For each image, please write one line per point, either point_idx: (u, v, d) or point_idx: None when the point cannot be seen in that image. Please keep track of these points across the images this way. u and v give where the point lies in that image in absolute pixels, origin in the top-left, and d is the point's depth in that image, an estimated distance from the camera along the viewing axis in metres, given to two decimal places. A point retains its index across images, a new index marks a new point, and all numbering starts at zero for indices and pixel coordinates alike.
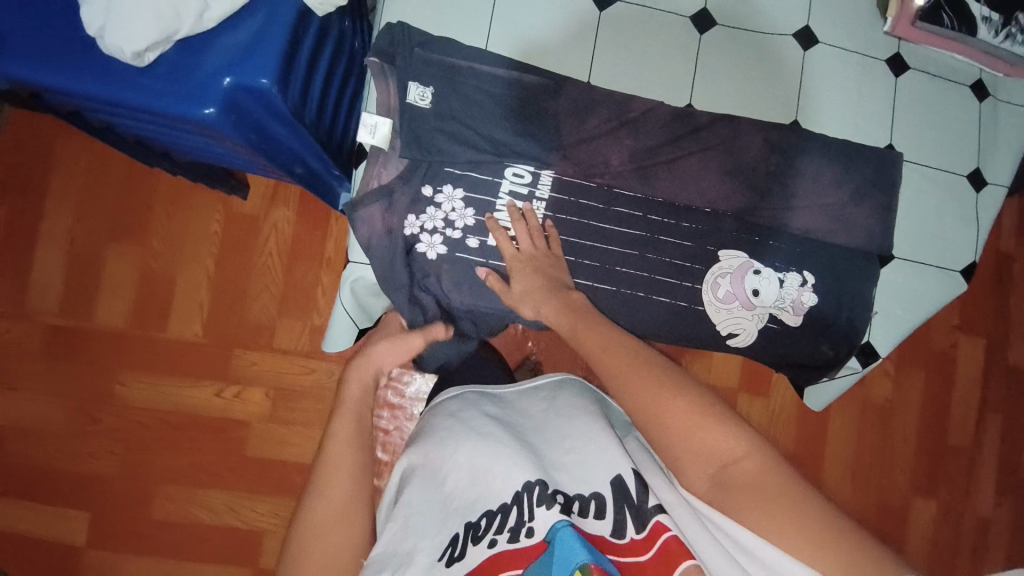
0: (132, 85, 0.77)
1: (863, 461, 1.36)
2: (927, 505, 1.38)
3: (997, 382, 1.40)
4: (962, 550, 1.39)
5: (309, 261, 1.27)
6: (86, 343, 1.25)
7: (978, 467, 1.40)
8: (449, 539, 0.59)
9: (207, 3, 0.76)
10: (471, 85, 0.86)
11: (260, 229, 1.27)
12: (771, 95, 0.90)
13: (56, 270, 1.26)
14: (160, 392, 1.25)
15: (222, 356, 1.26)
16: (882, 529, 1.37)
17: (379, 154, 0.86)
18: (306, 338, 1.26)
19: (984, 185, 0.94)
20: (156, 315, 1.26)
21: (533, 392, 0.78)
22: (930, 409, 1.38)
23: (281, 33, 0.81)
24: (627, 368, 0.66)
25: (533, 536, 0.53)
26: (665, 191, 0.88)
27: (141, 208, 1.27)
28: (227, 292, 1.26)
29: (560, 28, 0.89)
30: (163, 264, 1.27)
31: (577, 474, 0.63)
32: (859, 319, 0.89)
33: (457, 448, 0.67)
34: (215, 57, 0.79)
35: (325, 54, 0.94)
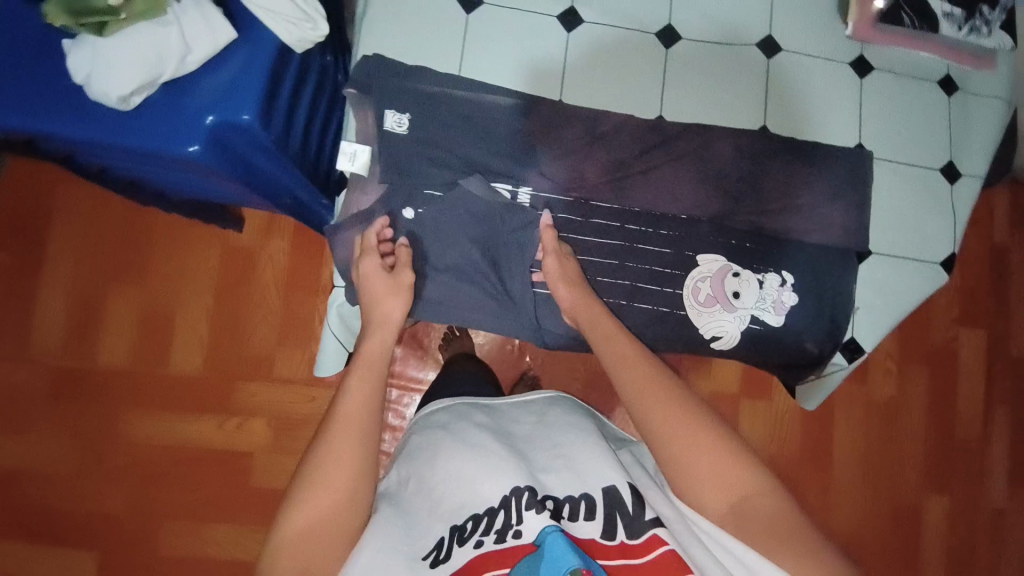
0: (120, 127, 0.81)
1: (870, 460, 1.35)
2: (939, 502, 1.36)
3: (1000, 373, 1.39)
4: (979, 547, 1.37)
5: (306, 289, 1.30)
6: (91, 383, 1.27)
7: (987, 460, 1.38)
8: (435, 541, 0.60)
9: (189, 47, 0.79)
10: (446, 110, 0.89)
11: (257, 261, 1.30)
12: (740, 103, 0.93)
13: (59, 312, 1.28)
14: (164, 427, 1.26)
15: (223, 389, 1.27)
16: (894, 530, 1.35)
17: (359, 181, 0.88)
18: (305, 366, 1.28)
19: (959, 177, 0.95)
20: (159, 352, 1.28)
21: (524, 404, 0.77)
22: (933, 404, 1.37)
23: (261, 71, 0.84)
24: (644, 379, 0.65)
25: (521, 538, 0.56)
26: (640, 200, 0.90)
27: (140, 247, 1.30)
28: (227, 325, 1.29)
29: (531, 50, 0.92)
30: (163, 301, 1.29)
31: (566, 475, 0.63)
32: (842, 317, 0.89)
33: (449, 458, 0.66)
34: (199, 97, 0.82)
35: (307, 88, 0.98)
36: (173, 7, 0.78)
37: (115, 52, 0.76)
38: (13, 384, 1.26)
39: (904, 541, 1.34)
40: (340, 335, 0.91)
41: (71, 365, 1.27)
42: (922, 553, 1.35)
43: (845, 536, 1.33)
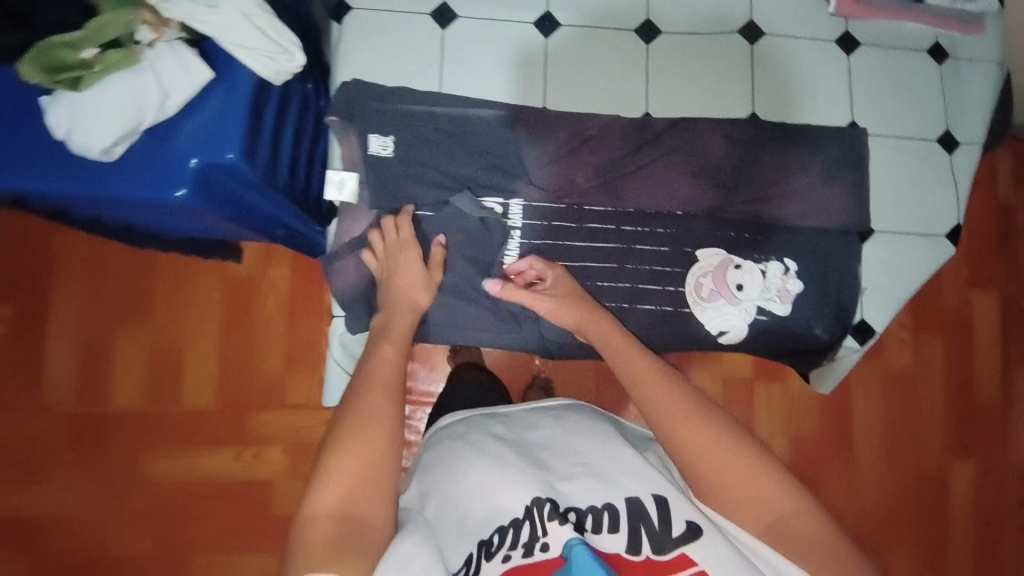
0: (106, 178, 0.81)
1: (893, 432, 1.33)
2: (966, 469, 1.34)
3: (1018, 334, 1.37)
4: (1010, 511, 1.35)
5: (310, 313, 1.29)
6: (105, 426, 1.26)
7: (1012, 423, 1.36)
8: (465, 558, 0.58)
9: (167, 93, 0.79)
10: (430, 128, 0.88)
11: (259, 290, 1.30)
12: (726, 92, 0.91)
13: (70, 358, 1.28)
14: (182, 463, 1.26)
15: (237, 420, 1.27)
16: (924, 501, 1.33)
17: (349, 208, 0.87)
18: (317, 390, 1.28)
19: (956, 146, 0.94)
20: (171, 389, 1.28)
21: (540, 409, 0.73)
22: (953, 371, 1.35)
23: (241, 108, 0.84)
24: (661, 395, 0.62)
25: (549, 551, 0.53)
26: (635, 200, 0.89)
27: (143, 287, 1.30)
28: (236, 356, 1.28)
29: (511, 60, 0.91)
30: (170, 338, 1.29)
31: (588, 481, 0.61)
32: (849, 300, 0.88)
33: (466, 472, 0.63)
34: (181, 141, 0.82)
35: (290, 118, 0.97)
36: (146, 54, 0.78)
37: (94, 105, 0.75)
38: (28, 434, 1.25)
39: (934, 512, 1.33)
40: (344, 362, 0.91)
41: (83, 410, 1.26)
42: (954, 523, 1.33)
43: (875, 512, 1.32)
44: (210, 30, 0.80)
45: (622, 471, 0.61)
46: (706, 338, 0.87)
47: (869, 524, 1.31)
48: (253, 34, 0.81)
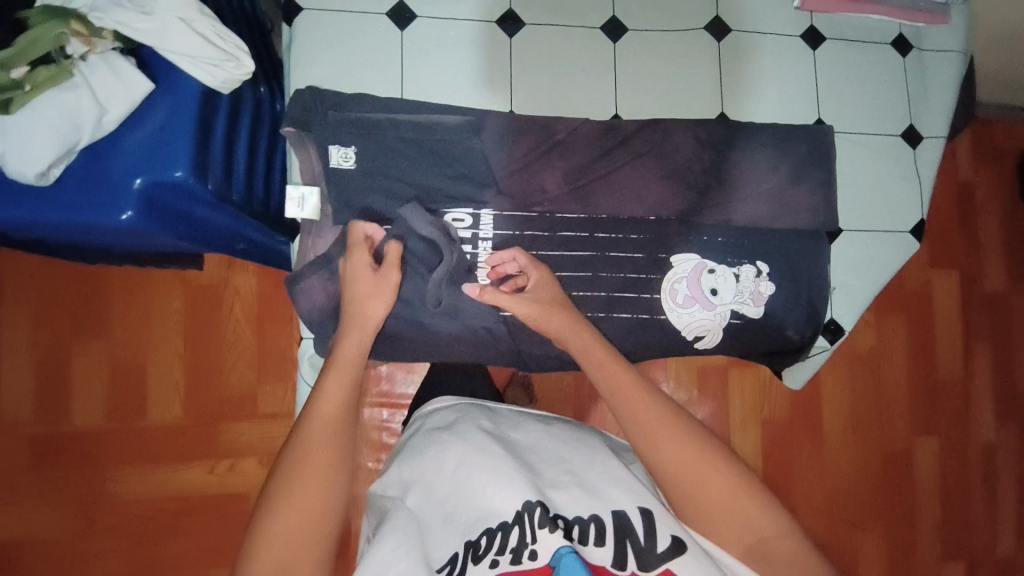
0: (41, 204, 0.75)
1: (860, 411, 1.37)
2: (929, 442, 1.39)
3: (979, 312, 1.42)
4: (974, 479, 1.41)
5: (278, 320, 1.23)
6: (67, 447, 1.19)
7: (973, 396, 1.41)
8: (448, 557, 0.57)
9: (104, 107, 0.73)
10: (393, 136, 0.84)
11: (223, 297, 1.23)
12: (695, 92, 0.90)
13: (22, 377, 1.19)
14: (152, 480, 1.20)
15: (208, 433, 1.21)
16: (889, 474, 1.38)
17: (313, 225, 0.84)
18: (290, 398, 1.23)
19: (921, 141, 0.94)
20: (135, 403, 1.21)
21: (530, 416, 0.75)
22: (918, 350, 1.38)
23: (189, 121, 0.79)
24: (648, 409, 0.62)
25: (537, 560, 0.50)
26: (607, 206, 0.87)
27: (98, 300, 1.22)
28: (202, 367, 1.22)
29: (475, 61, 0.88)
30: (131, 352, 1.22)
31: (576, 490, 0.60)
32: (820, 299, 0.89)
33: (460, 470, 0.63)
34: (124, 159, 0.77)
35: (244, 126, 0.91)
36: (79, 67, 0.72)
37: (26, 125, 0.70)
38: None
39: (899, 486, 1.38)
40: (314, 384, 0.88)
41: (41, 430, 1.19)
42: (919, 496, 1.39)
43: (845, 488, 1.36)
44: (145, 37, 0.73)
45: (610, 484, 0.60)
46: (680, 343, 0.88)
47: (838, 500, 1.36)
48: (195, 41, 0.75)
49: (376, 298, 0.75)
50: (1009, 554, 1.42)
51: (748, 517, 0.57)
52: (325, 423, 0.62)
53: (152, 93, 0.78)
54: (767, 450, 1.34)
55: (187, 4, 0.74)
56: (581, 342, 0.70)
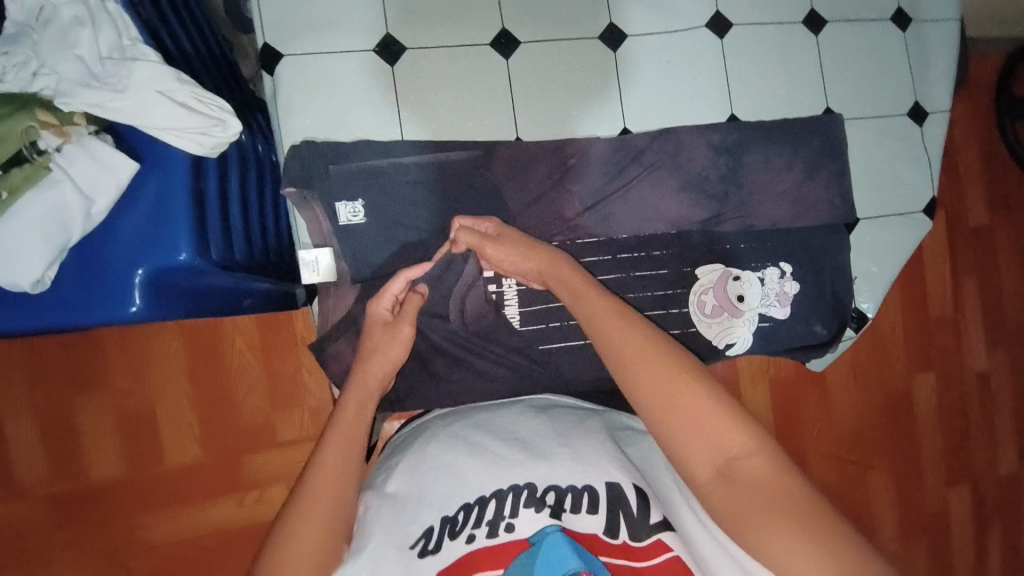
0: (49, 308, 0.69)
1: (859, 358, 1.22)
2: (927, 380, 1.25)
3: (963, 248, 1.25)
4: (972, 409, 1.28)
5: (286, 346, 1.06)
6: (88, 505, 1.02)
7: (963, 332, 1.26)
8: (423, 530, 0.55)
9: (89, 199, 0.66)
10: (398, 182, 0.83)
11: (222, 331, 1.05)
12: (702, 96, 0.88)
13: (27, 438, 1.01)
14: (186, 522, 1.04)
15: (231, 470, 1.05)
16: (890, 416, 1.24)
17: (330, 286, 0.85)
18: (311, 427, 1.07)
19: (927, 116, 0.94)
20: (150, 450, 1.04)
21: (526, 405, 0.73)
22: (910, 291, 1.23)
23: (184, 192, 0.70)
24: (626, 340, 0.58)
25: (514, 532, 0.52)
26: (626, 225, 0.86)
27: (92, 348, 1.02)
28: (213, 406, 1.05)
29: (471, 89, 0.85)
30: (139, 399, 1.03)
31: (564, 463, 0.58)
32: (843, 289, 0.91)
33: (438, 453, 0.62)
34: (123, 245, 0.70)
35: (235, 177, 0.79)
36: (55, 161, 0.66)
37: (9, 230, 0.64)
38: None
39: (897, 426, 1.24)
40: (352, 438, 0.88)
41: (56, 490, 1.02)
42: (920, 426, 1.25)
43: (848, 431, 1.23)
44: (120, 115, 0.67)
45: (595, 455, 0.59)
46: (714, 352, 0.89)
47: (841, 446, 1.23)
48: (176, 113, 0.67)
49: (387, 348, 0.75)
50: (1011, 474, 1.30)
51: (721, 438, 0.52)
52: (331, 468, 0.61)
53: (137, 172, 0.70)
54: (775, 406, 1.19)
55: (161, 74, 0.66)
56: (557, 270, 0.67)
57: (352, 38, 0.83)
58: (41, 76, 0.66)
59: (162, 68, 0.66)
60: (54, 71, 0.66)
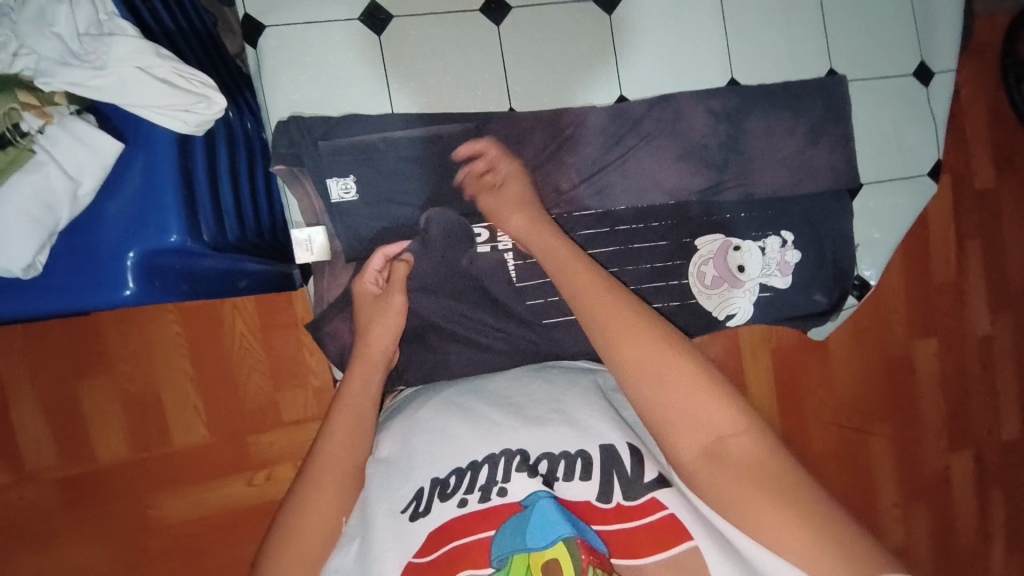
0: (45, 294, 0.68)
1: (860, 324, 1.21)
2: (928, 345, 1.25)
3: (968, 212, 1.23)
4: (972, 374, 1.27)
5: (286, 326, 1.06)
6: (97, 487, 1.04)
7: (967, 296, 1.25)
8: (414, 492, 0.55)
9: (76, 180, 0.65)
10: (391, 158, 0.82)
11: (220, 312, 1.04)
12: (702, 60, 0.86)
13: (34, 423, 1.02)
14: (195, 501, 1.06)
15: (236, 449, 1.06)
16: (890, 382, 1.24)
17: (324, 265, 0.84)
18: (314, 406, 1.07)
19: (934, 76, 0.91)
20: (155, 431, 1.05)
21: (524, 371, 0.72)
22: (912, 257, 1.22)
23: (171, 172, 0.69)
24: (616, 316, 0.58)
25: (506, 496, 0.51)
26: (623, 196, 0.84)
27: (93, 333, 1.02)
28: (216, 387, 1.05)
29: (463, 59, 0.82)
30: (141, 382, 1.04)
31: (558, 429, 0.57)
32: (845, 257, 0.90)
33: (433, 417, 0.62)
34: (111, 230, 0.68)
35: (225, 156, 0.77)
36: (39, 143, 0.64)
37: None
38: (10, 511, 1.02)
39: (896, 393, 1.24)
40: None
41: (65, 473, 1.03)
42: (921, 391, 1.25)
43: (850, 398, 1.23)
44: (101, 95, 0.65)
45: (591, 421, 0.58)
46: (714, 324, 0.88)
47: (841, 414, 1.23)
48: (157, 89, 0.65)
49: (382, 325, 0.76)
50: (1012, 438, 1.30)
51: (710, 417, 0.53)
52: (339, 438, 0.63)
53: (122, 152, 0.68)
54: (776, 374, 1.19)
55: (141, 48, 0.64)
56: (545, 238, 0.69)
57: (339, 8, 0.81)
58: (20, 57, 0.64)
59: (140, 42, 0.64)
60: (33, 51, 0.64)
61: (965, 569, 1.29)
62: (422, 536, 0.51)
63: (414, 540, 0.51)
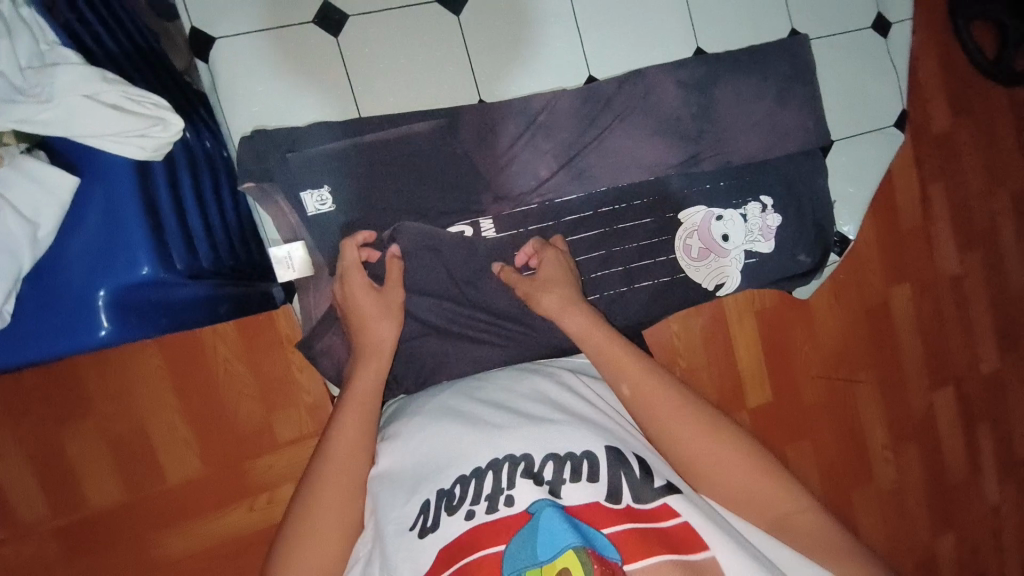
0: (14, 343, 0.64)
1: (839, 278, 1.24)
2: (905, 291, 1.28)
3: (931, 157, 1.26)
4: (949, 315, 1.32)
5: (272, 347, 1.03)
6: (93, 535, 1.00)
7: (936, 239, 1.29)
8: (420, 506, 0.53)
9: (35, 221, 0.61)
10: (366, 162, 0.79)
11: (201, 340, 1.01)
12: (666, 31, 0.85)
13: (17, 477, 0.97)
14: (197, 535, 1.03)
15: (235, 477, 1.04)
16: (873, 332, 1.27)
17: (308, 280, 0.82)
18: (311, 426, 1.05)
19: (890, 28, 0.93)
20: (148, 470, 1.01)
21: (521, 368, 0.70)
22: (884, 207, 1.25)
23: (135, 210, 0.65)
24: (661, 401, 0.61)
25: (513, 505, 0.50)
26: (603, 176, 0.84)
27: (70, 377, 0.98)
28: (207, 417, 1.02)
29: (427, 53, 0.80)
30: (127, 422, 1.00)
31: (562, 430, 0.55)
32: (824, 214, 0.91)
33: (431, 422, 0.60)
34: (78, 269, 0.65)
35: (187, 180, 0.74)
36: None
37: None
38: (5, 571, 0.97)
39: (880, 341, 1.28)
40: None
41: (60, 524, 0.99)
42: (901, 337, 1.29)
43: (836, 351, 1.26)
44: (52, 129, 0.61)
45: (595, 425, 0.57)
46: (704, 294, 0.89)
47: (827, 365, 1.26)
48: (107, 116, 0.62)
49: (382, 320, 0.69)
50: (993, 369, 1.36)
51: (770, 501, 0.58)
52: (342, 453, 0.60)
53: (80, 185, 0.64)
54: (765, 336, 1.21)
55: (84, 75, 0.60)
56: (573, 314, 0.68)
57: (292, 11, 0.78)
58: None
59: (85, 68, 0.60)
60: None
61: (961, 502, 1.35)
62: (433, 553, 0.50)
63: (424, 558, 0.50)
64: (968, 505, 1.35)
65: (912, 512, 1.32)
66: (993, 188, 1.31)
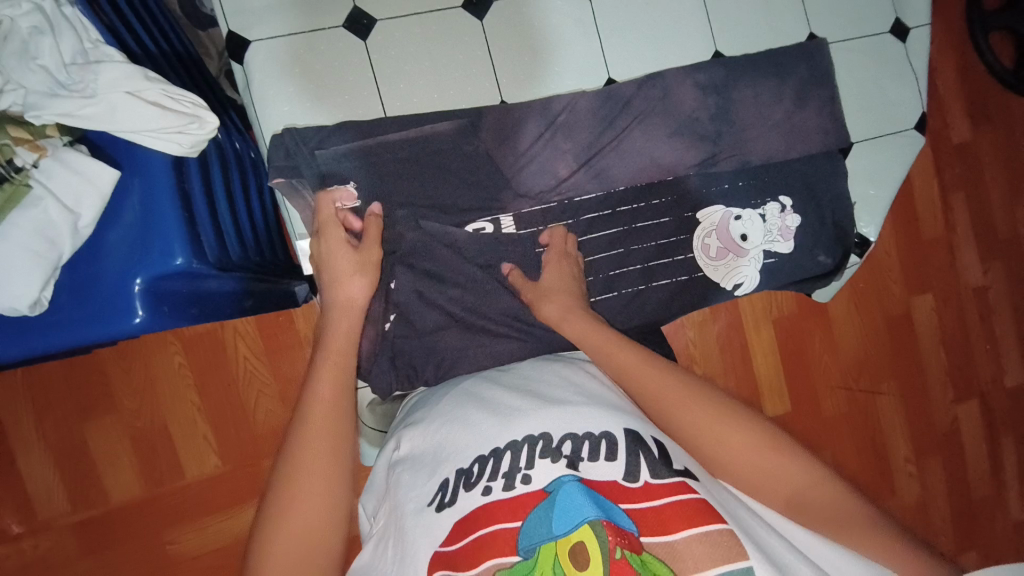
0: (51, 329, 0.66)
1: (856, 284, 1.23)
2: (925, 300, 1.26)
3: (950, 165, 1.25)
4: (970, 326, 1.29)
5: (288, 346, 1.05)
6: (113, 528, 1.02)
7: (957, 248, 1.27)
8: (440, 484, 0.54)
9: (75, 211, 0.64)
10: (389, 159, 0.81)
11: (222, 338, 1.03)
12: (684, 36, 0.88)
13: (44, 469, 1.00)
14: (213, 530, 1.04)
15: (252, 473, 1.05)
16: (892, 340, 1.26)
17: None
18: None
19: (908, 33, 0.94)
20: (167, 464, 1.03)
21: (542, 360, 0.70)
22: (902, 214, 1.24)
23: (169, 198, 0.68)
24: (668, 390, 0.60)
25: (530, 483, 0.51)
26: (621, 175, 0.85)
27: (96, 372, 1.01)
28: (225, 413, 1.04)
29: (451, 57, 0.83)
30: (149, 417, 1.02)
31: (581, 412, 0.56)
32: (843, 215, 0.91)
33: (453, 408, 0.61)
34: (114, 258, 0.67)
35: (217, 173, 0.77)
36: (35, 177, 0.63)
37: None
38: (29, 561, 1.00)
39: (899, 349, 1.26)
40: (376, 426, 0.89)
41: (81, 517, 1.01)
42: (921, 345, 1.27)
43: (854, 359, 1.24)
44: (94, 124, 0.64)
45: (613, 410, 0.58)
46: (721, 294, 0.89)
47: (846, 374, 1.24)
48: (147, 113, 0.64)
49: (357, 276, 0.68)
50: (1017, 383, 1.32)
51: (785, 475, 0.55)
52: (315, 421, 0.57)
53: (120, 179, 0.67)
54: (780, 342, 1.20)
55: (127, 72, 0.63)
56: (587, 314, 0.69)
57: (322, 14, 0.81)
58: (6, 92, 0.62)
59: (127, 66, 0.63)
60: (19, 86, 0.62)
61: (983, 516, 1.31)
62: (449, 526, 0.50)
63: (441, 530, 0.50)
64: (990, 521, 1.31)
65: (932, 523, 1.29)
66: (1015, 197, 1.29)
